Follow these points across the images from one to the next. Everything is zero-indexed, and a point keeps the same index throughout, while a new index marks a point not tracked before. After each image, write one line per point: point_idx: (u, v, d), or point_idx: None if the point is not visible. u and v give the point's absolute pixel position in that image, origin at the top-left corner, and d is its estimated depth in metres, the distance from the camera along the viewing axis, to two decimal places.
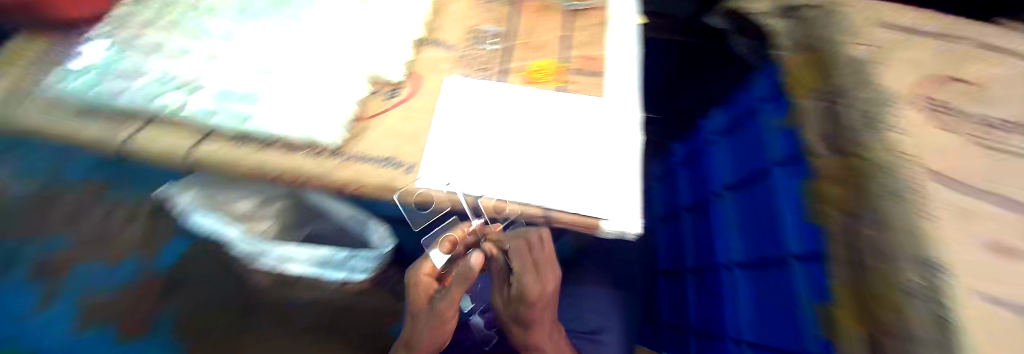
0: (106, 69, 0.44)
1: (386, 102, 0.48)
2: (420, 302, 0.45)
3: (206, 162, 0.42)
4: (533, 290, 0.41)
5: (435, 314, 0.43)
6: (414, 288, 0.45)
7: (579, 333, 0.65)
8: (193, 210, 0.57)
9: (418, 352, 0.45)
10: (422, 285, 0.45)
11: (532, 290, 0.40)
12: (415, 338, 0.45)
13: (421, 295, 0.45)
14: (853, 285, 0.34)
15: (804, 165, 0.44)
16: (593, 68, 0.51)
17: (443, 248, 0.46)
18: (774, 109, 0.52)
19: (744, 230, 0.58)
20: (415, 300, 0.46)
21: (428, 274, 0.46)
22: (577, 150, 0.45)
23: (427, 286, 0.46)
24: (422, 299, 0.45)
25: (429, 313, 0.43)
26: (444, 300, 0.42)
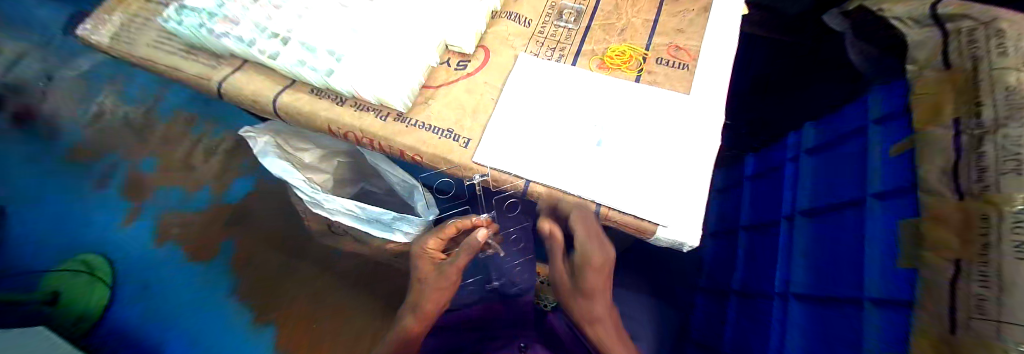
0: (212, 12, 0.47)
1: (454, 73, 0.48)
2: (426, 269, 0.51)
3: (286, 109, 0.46)
4: (596, 260, 0.46)
5: (444, 277, 0.49)
6: (420, 259, 0.50)
7: None
8: (261, 153, 0.58)
9: (422, 313, 0.51)
10: (430, 256, 0.50)
11: (596, 259, 0.45)
12: (422, 299, 0.51)
13: (427, 264, 0.50)
14: (936, 338, 0.31)
15: (913, 203, 0.38)
16: (676, 60, 0.47)
17: (447, 231, 0.49)
18: (887, 132, 0.45)
19: (814, 261, 0.52)
20: (421, 270, 0.51)
21: (432, 248, 0.50)
22: (646, 148, 0.42)
23: (431, 257, 0.51)
24: (427, 268, 0.51)
25: (438, 277, 0.50)
26: (449, 265, 0.49)
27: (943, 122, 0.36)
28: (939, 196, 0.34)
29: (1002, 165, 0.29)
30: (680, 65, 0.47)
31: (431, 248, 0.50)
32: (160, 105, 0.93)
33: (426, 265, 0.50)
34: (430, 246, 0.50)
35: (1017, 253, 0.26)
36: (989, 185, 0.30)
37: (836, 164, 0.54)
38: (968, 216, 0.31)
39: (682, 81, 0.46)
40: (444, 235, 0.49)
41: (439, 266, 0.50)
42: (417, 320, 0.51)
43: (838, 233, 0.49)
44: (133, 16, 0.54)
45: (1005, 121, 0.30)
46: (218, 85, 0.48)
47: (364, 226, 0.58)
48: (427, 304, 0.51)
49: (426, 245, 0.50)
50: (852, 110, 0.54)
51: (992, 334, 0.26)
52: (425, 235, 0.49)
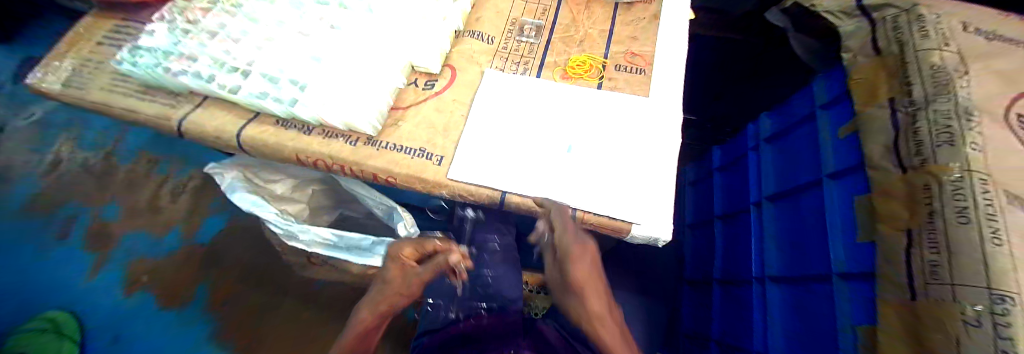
0: (168, 50, 0.46)
1: (421, 93, 0.49)
2: (394, 274, 0.49)
3: (251, 143, 0.45)
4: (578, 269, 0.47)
5: (412, 282, 0.49)
6: (391, 260, 0.49)
7: None
8: (229, 189, 0.57)
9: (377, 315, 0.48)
10: (403, 263, 0.49)
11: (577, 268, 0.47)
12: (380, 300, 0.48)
13: (396, 270, 0.49)
14: (898, 304, 0.33)
15: (864, 179, 0.40)
16: (635, 65, 0.49)
17: (429, 246, 0.51)
18: (835, 116, 0.48)
19: (785, 244, 0.54)
20: (389, 273, 0.49)
21: (407, 255, 0.50)
22: (615, 151, 0.43)
23: (403, 264, 0.49)
24: (395, 272, 0.49)
25: (402, 282, 0.49)
26: (415, 274, 0.49)
27: (880, 103, 0.39)
28: (884, 172, 0.37)
29: (936, 139, 0.32)
30: (639, 70, 0.49)
31: (405, 255, 0.49)
32: (120, 148, 0.88)
33: (394, 270, 0.49)
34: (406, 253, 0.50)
35: (959, 217, 0.29)
36: (926, 158, 0.32)
37: (793, 148, 0.56)
38: (912, 187, 0.33)
39: (641, 84, 0.48)
40: (425, 250, 0.51)
41: (408, 273, 0.49)
42: (375, 314, 0.48)
43: (802, 215, 0.52)
44: (85, 61, 0.52)
45: (933, 98, 0.34)
46: (179, 125, 0.47)
47: (344, 254, 0.57)
48: (383, 302, 0.48)
49: (403, 251, 0.49)
50: (801, 98, 0.57)
51: (947, 296, 0.28)
52: (405, 241, 0.50)
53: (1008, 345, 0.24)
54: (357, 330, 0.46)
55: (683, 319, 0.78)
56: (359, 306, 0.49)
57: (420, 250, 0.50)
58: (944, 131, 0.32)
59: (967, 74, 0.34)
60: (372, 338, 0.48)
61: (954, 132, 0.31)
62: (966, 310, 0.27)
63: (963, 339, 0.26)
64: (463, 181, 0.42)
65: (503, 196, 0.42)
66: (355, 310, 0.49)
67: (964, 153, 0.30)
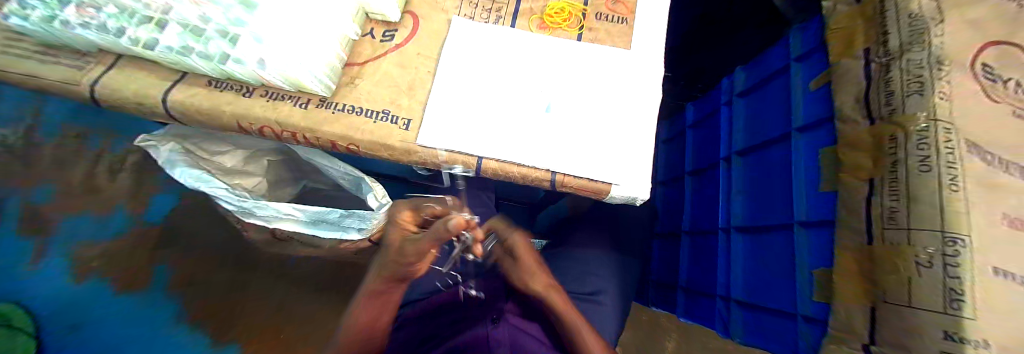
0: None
1: (379, 47, 0.43)
2: (397, 239, 0.47)
3: (183, 109, 0.39)
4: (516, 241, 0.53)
5: (403, 256, 0.44)
6: (391, 226, 0.48)
7: (581, 293, 0.67)
8: (167, 164, 0.49)
9: (384, 280, 0.47)
10: (402, 226, 0.47)
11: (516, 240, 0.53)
12: (381, 266, 0.47)
13: (396, 235, 0.47)
14: (854, 248, 0.35)
15: (832, 131, 0.41)
16: (616, 13, 0.46)
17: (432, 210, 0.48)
18: (809, 67, 0.48)
19: (749, 197, 0.56)
20: (391, 238, 0.48)
21: (407, 220, 0.48)
22: (597, 107, 0.41)
23: (403, 229, 0.47)
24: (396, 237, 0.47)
25: (400, 248, 0.45)
26: (410, 243, 0.43)
27: (855, 52, 0.39)
28: (853, 123, 0.37)
29: (906, 88, 0.32)
30: (620, 18, 0.45)
31: (405, 218, 0.48)
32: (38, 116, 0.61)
33: (395, 235, 0.47)
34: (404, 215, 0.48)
35: (921, 166, 0.29)
36: (896, 108, 0.32)
37: (764, 103, 0.57)
38: (878, 138, 0.34)
39: (622, 35, 0.45)
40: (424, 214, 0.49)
41: (405, 238, 0.46)
42: (380, 280, 0.47)
43: (768, 167, 0.53)
44: None
45: (908, 47, 0.33)
46: (93, 91, 0.39)
47: (310, 229, 0.53)
48: (384, 267, 0.47)
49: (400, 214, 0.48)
50: (777, 49, 0.56)
51: (903, 240, 0.29)
52: (404, 204, 0.49)
53: (956, 284, 0.26)
54: (369, 295, 0.48)
55: (653, 267, 0.84)
56: (369, 273, 0.49)
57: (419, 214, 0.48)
58: (915, 81, 0.31)
59: (943, 22, 0.32)
60: (383, 308, 0.48)
61: (925, 81, 0.30)
62: (920, 253, 0.28)
63: (915, 279, 0.28)
64: (435, 147, 0.39)
65: (477, 161, 0.40)
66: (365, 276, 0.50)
67: (932, 101, 0.30)
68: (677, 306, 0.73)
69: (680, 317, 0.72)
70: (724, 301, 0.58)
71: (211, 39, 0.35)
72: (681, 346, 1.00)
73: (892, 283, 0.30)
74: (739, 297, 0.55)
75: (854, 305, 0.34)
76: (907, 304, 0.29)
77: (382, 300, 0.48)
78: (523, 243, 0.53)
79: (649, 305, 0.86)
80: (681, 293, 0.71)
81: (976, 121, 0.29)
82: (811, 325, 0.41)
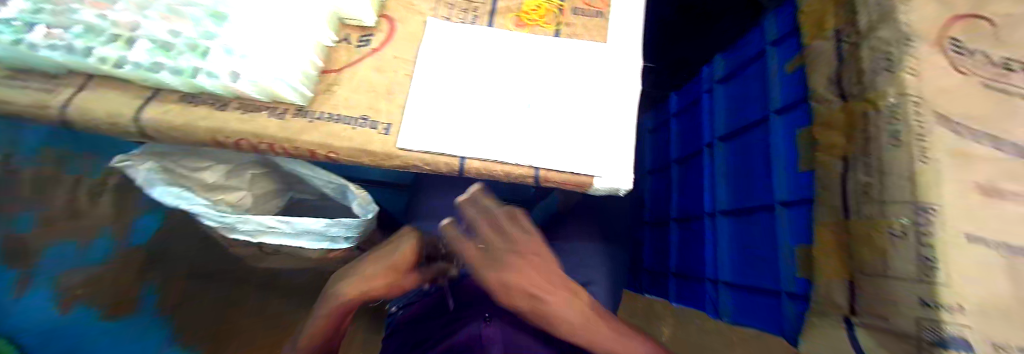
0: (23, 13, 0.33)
1: (356, 52, 0.43)
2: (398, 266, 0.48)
3: (157, 126, 0.38)
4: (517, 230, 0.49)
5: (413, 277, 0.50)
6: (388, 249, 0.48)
7: None
8: (146, 185, 0.49)
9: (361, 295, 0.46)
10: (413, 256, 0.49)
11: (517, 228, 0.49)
12: (366, 284, 0.46)
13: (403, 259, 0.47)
14: (833, 224, 0.36)
15: (806, 112, 0.42)
16: (592, 8, 0.46)
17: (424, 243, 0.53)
18: (784, 50, 0.48)
19: (732, 181, 0.57)
20: (390, 260, 0.47)
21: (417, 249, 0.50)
22: (576, 102, 0.41)
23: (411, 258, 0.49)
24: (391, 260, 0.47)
25: (406, 277, 0.49)
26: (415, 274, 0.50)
27: (826, 34, 0.39)
28: (827, 103, 0.38)
29: (875, 66, 0.32)
30: (596, 13, 0.46)
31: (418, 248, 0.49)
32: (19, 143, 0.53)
33: (399, 261, 0.47)
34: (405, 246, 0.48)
35: (892, 139, 0.30)
36: (866, 86, 0.33)
37: (743, 88, 0.57)
38: (850, 115, 0.34)
39: (598, 29, 0.45)
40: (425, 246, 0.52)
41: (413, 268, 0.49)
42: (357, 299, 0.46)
43: (749, 151, 0.54)
44: None
45: (877, 26, 0.33)
46: (63, 112, 0.38)
47: (298, 241, 0.53)
48: (372, 288, 0.46)
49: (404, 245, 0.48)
50: (753, 34, 0.57)
51: (879, 212, 0.30)
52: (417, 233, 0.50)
53: (928, 249, 0.26)
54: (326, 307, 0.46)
55: (644, 256, 0.85)
56: (338, 286, 0.46)
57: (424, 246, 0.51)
58: (883, 57, 0.32)
59: None
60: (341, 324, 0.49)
61: (892, 57, 0.31)
62: (895, 224, 0.29)
63: (890, 249, 0.29)
64: (416, 150, 0.39)
65: (460, 162, 0.39)
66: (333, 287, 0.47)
67: (901, 78, 0.30)
68: (669, 294, 0.74)
69: (672, 303, 0.73)
70: (712, 285, 0.59)
71: (181, 53, 0.35)
72: (676, 333, 1.01)
73: (870, 255, 0.31)
74: (727, 279, 0.56)
75: (835, 278, 0.35)
76: (884, 274, 0.29)
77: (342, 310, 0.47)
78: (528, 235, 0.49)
79: (642, 293, 0.86)
80: (673, 279, 0.72)
81: (946, 94, 0.29)
82: (795, 302, 0.42)
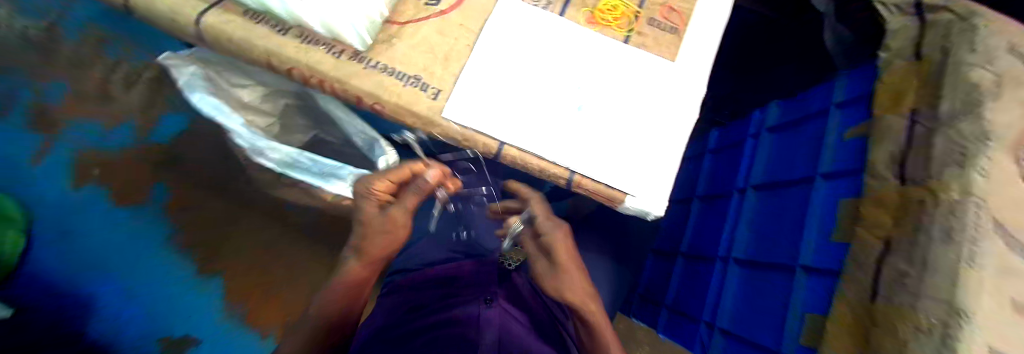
0: None
1: (423, 9, 0.42)
2: (369, 212, 0.44)
3: (214, 35, 0.38)
4: (554, 234, 0.45)
5: (387, 220, 0.44)
6: (363, 198, 0.44)
7: None
8: (187, 88, 0.49)
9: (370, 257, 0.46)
10: (375, 198, 0.44)
11: (553, 232, 0.44)
12: (367, 244, 0.45)
13: (370, 206, 0.44)
14: (855, 303, 0.35)
15: (857, 185, 0.40)
16: (668, 23, 0.44)
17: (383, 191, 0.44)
18: (847, 115, 0.47)
19: (755, 232, 0.56)
20: (364, 212, 0.45)
21: (381, 189, 0.44)
22: (630, 115, 0.40)
23: (379, 199, 0.44)
24: (371, 210, 0.44)
25: (383, 219, 0.44)
26: (401, 210, 0.44)
27: (901, 112, 0.38)
28: (883, 181, 0.36)
29: (946, 157, 0.30)
30: (672, 28, 0.44)
31: (380, 189, 0.44)
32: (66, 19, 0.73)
33: (370, 207, 0.44)
34: (379, 187, 0.44)
35: (942, 236, 0.28)
36: (931, 176, 0.31)
37: (792, 143, 0.55)
38: (904, 200, 0.33)
39: (670, 47, 0.43)
40: (398, 177, 0.45)
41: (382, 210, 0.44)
42: (365, 263, 0.47)
43: (782, 208, 0.53)
44: None
45: (957, 115, 0.31)
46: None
47: (317, 180, 0.53)
48: (373, 244, 0.45)
49: (375, 187, 0.44)
50: (818, 91, 0.55)
51: (908, 304, 0.29)
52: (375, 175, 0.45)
53: None
54: (346, 283, 0.46)
55: (642, 281, 0.85)
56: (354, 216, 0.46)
57: (393, 181, 0.45)
58: (956, 150, 0.30)
59: (1000, 98, 0.30)
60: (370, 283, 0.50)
61: (968, 153, 0.29)
62: (922, 320, 0.28)
63: (909, 344, 0.28)
64: (460, 122, 0.39)
65: (499, 146, 0.39)
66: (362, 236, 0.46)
67: (969, 177, 0.28)
68: (658, 323, 0.74)
69: (659, 333, 0.73)
70: (707, 328, 0.59)
71: None
72: None
73: (887, 342, 0.30)
74: (724, 328, 0.55)
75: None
76: None
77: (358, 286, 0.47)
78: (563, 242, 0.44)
79: (629, 316, 0.87)
80: (665, 311, 0.72)
81: (1013, 207, 0.28)
82: None
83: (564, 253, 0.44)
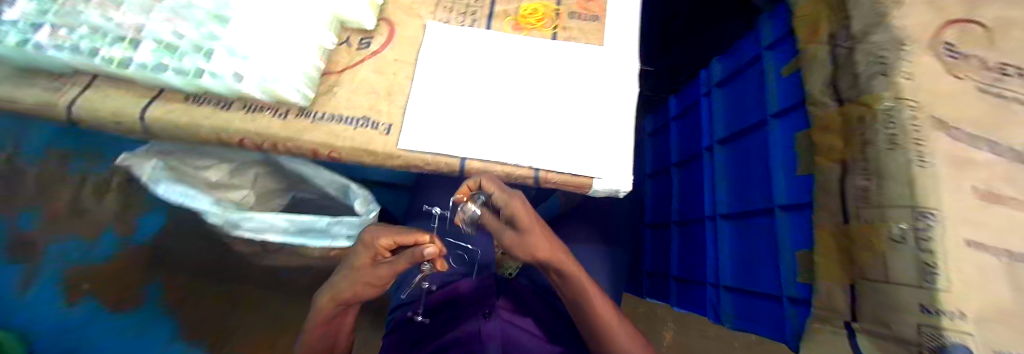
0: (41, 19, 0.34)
1: (357, 54, 0.43)
2: (362, 262, 0.43)
3: (161, 127, 0.39)
4: (514, 206, 0.38)
5: (373, 275, 0.42)
6: (365, 247, 0.43)
7: None
8: (151, 181, 0.49)
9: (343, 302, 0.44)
10: (375, 251, 0.43)
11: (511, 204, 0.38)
12: (341, 286, 0.44)
13: (366, 257, 0.43)
14: (832, 230, 0.36)
15: (804, 115, 0.42)
16: (589, 12, 0.46)
17: (382, 242, 0.42)
18: (779, 54, 0.49)
19: (732, 184, 0.57)
20: (358, 258, 0.43)
21: (382, 245, 0.42)
22: (577, 103, 0.42)
23: (376, 253, 0.43)
24: (366, 260, 0.43)
25: (372, 274, 0.42)
26: (386, 265, 0.42)
27: (822, 39, 0.39)
28: (824, 106, 0.38)
29: (871, 71, 0.32)
30: (594, 16, 0.46)
31: (382, 245, 0.42)
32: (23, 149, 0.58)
33: (364, 258, 0.43)
34: (381, 243, 0.42)
35: (888, 143, 0.30)
36: (863, 90, 0.33)
37: (740, 94, 0.57)
38: (848, 120, 0.34)
39: (597, 33, 0.45)
40: (403, 238, 0.42)
41: (377, 264, 0.43)
42: (332, 302, 0.44)
43: (747, 154, 0.54)
44: None
45: (871, 30, 0.33)
46: (69, 112, 0.39)
47: (301, 239, 0.53)
48: (345, 288, 0.44)
49: (379, 241, 0.42)
50: (749, 39, 0.57)
51: (878, 217, 0.30)
52: (384, 229, 0.43)
53: (929, 256, 0.26)
54: (320, 320, 0.46)
55: (645, 260, 0.85)
56: (344, 262, 0.45)
57: (396, 240, 0.42)
58: (878, 61, 0.32)
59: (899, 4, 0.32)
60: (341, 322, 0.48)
61: (888, 62, 0.31)
62: (894, 228, 0.29)
63: (891, 254, 0.29)
64: (416, 150, 0.39)
65: (460, 163, 0.40)
66: (336, 280, 0.45)
67: (895, 82, 0.30)
68: (670, 296, 0.74)
69: (673, 307, 0.73)
70: (713, 288, 0.59)
71: (187, 55, 0.35)
72: (679, 338, 1.01)
73: (870, 258, 0.31)
74: (728, 283, 0.56)
75: (837, 282, 0.35)
76: (886, 279, 0.29)
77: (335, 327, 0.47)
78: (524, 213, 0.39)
79: (643, 297, 0.86)
80: (673, 282, 0.72)
81: (943, 99, 0.29)
82: (796, 305, 0.42)
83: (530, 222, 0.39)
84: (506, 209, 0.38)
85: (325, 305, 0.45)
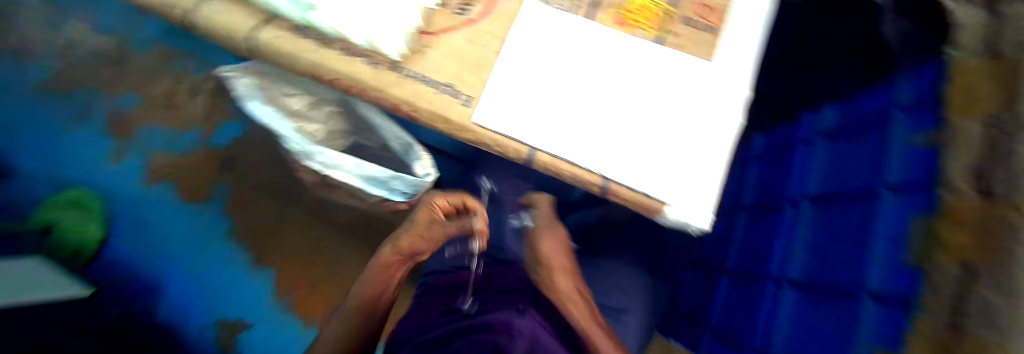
0: None
1: (453, 19, 0.43)
2: (423, 218, 0.52)
3: (262, 51, 0.41)
4: (542, 235, 0.56)
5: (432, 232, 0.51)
6: (423, 208, 0.52)
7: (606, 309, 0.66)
8: (245, 96, 0.54)
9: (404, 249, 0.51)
10: (433, 211, 0.52)
11: (542, 233, 0.56)
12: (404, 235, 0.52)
13: (424, 216, 0.51)
14: (930, 338, 0.30)
15: (926, 197, 0.35)
16: (707, 22, 0.42)
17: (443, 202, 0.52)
18: (910, 119, 0.42)
19: (812, 250, 0.51)
20: (417, 217, 0.52)
21: (439, 205, 0.52)
22: (667, 119, 0.39)
23: (432, 211, 0.52)
24: (423, 219, 0.52)
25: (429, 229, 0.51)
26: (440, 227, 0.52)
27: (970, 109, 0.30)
28: (959, 197, 0.29)
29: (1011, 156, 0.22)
30: (708, 27, 0.42)
31: (438, 205, 0.52)
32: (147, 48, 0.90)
33: (423, 215, 0.52)
34: (438, 203, 0.52)
35: None
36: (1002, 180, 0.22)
37: (848, 152, 0.50)
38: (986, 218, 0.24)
39: (710, 46, 0.41)
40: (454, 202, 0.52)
41: (433, 223, 0.51)
42: (394, 252, 0.51)
43: (839, 221, 0.48)
44: None
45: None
46: (188, 17, 0.42)
47: (359, 182, 0.56)
48: (408, 238, 0.51)
49: (436, 202, 0.51)
50: (878, 91, 0.50)
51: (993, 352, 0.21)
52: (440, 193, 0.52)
53: None
54: (378, 269, 0.51)
55: (682, 299, 0.81)
56: (406, 222, 0.53)
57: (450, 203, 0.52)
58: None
59: None
60: (392, 278, 0.52)
61: None
62: None
63: None
64: (491, 129, 0.39)
65: (531, 153, 0.39)
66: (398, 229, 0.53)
67: None
68: (701, 345, 0.71)
69: None
70: None
71: None
72: None
73: None
74: None
75: None
76: None
77: (388, 276, 0.52)
78: (551, 240, 0.55)
79: (670, 337, 0.83)
80: (710, 333, 0.69)
81: None
82: None
83: (552, 247, 0.54)
84: (538, 233, 0.57)
85: (387, 254, 0.52)
